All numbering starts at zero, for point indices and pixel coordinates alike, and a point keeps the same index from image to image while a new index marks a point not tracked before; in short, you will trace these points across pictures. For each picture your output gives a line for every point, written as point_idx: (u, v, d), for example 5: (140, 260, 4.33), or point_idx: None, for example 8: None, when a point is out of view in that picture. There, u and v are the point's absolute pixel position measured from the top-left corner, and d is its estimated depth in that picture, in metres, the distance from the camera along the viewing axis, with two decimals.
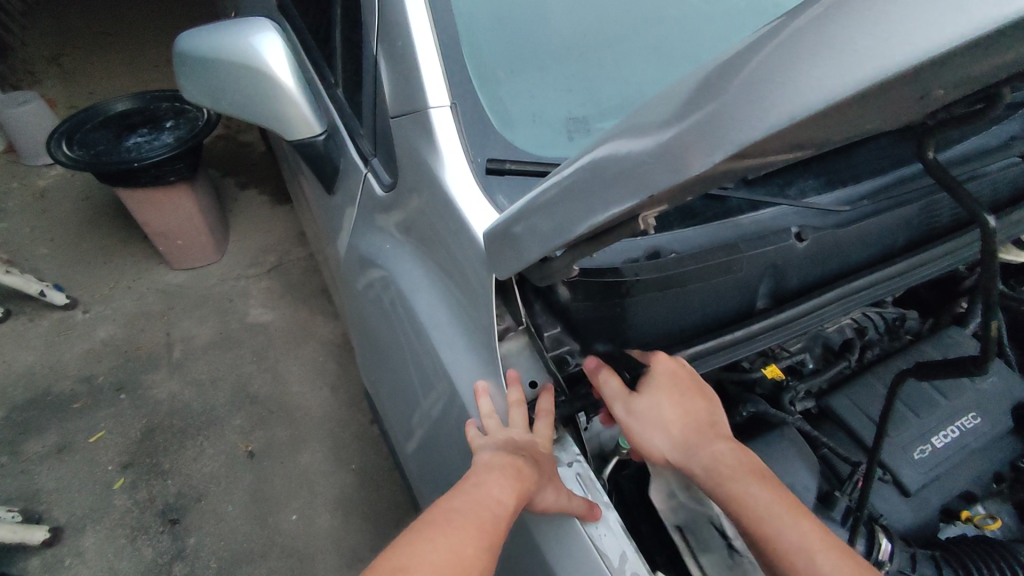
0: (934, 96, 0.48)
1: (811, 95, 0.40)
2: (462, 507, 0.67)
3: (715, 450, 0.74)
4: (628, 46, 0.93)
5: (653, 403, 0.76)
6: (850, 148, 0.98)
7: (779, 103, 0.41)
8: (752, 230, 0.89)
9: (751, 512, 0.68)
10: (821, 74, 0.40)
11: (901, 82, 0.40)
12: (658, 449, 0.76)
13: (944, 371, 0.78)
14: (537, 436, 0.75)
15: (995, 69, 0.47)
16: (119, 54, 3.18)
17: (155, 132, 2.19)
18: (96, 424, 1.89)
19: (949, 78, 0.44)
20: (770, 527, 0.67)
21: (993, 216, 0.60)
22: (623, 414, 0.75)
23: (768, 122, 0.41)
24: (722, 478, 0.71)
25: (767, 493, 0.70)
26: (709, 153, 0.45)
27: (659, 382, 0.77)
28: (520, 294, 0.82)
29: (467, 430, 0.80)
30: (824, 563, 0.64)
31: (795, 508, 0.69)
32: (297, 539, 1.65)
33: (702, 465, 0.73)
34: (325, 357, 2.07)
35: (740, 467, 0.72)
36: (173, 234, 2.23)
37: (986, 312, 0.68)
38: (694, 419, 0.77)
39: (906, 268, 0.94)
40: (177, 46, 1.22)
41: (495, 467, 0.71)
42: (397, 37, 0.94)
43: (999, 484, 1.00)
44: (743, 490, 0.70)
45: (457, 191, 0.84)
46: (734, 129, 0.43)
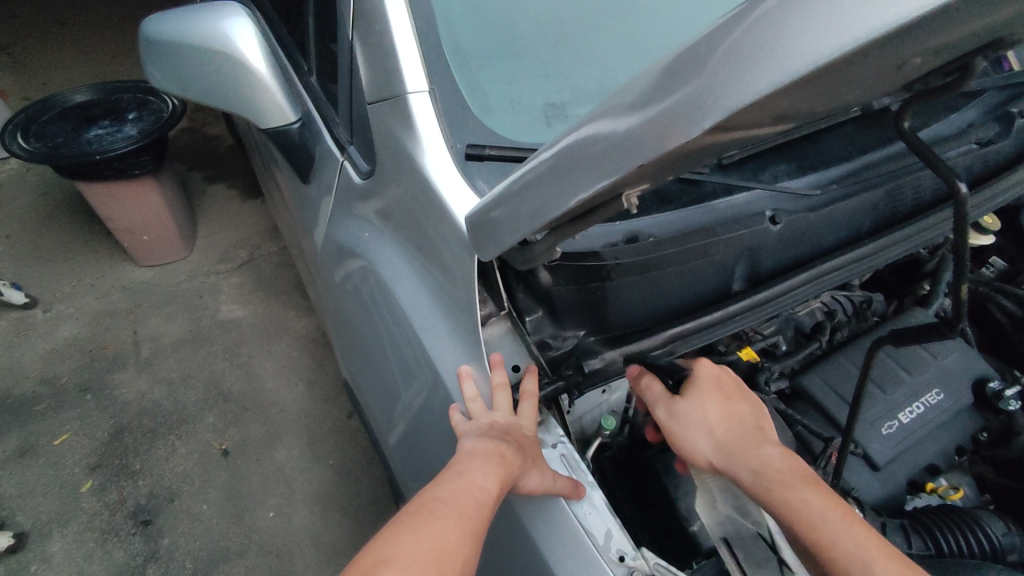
0: (907, 65, 0.50)
1: (799, 61, 0.41)
2: (446, 495, 0.67)
3: (762, 453, 0.73)
4: (604, 32, 0.93)
5: (697, 406, 0.78)
6: (819, 135, 1.01)
7: (768, 71, 0.42)
8: (726, 214, 0.91)
9: (804, 518, 0.66)
10: (807, 41, 0.41)
11: (879, 49, 0.42)
12: (702, 452, 0.76)
13: (919, 337, 0.79)
14: (521, 419, 0.76)
15: (963, 39, 0.49)
16: (75, 43, 3.05)
17: (117, 124, 2.12)
18: (61, 427, 1.83)
19: (921, 46, 0.45)
20: (822, 532, 0.64)
21: (966, 186, 0.63)
22: (666, 416, 0.79)
23: (757, 88, 0.42)
24: (772, 480, 0.70)
25: (822, 500, 0.67)
26: (696, 122, 0.45)
27: (702, 386, 0.80)
28: (502, 279, 0.82)
29: (451, 415, 0.80)
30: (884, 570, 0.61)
31: (852, 514, 0.65)
32: (275, 536, 1.63)
33: (749, 468, 0.72)
34: (300, 352, 2.04)
35: (789, 472, 0.70)
36: (139, 230, 2.17)
37: (958, 273, 0.69)
38: (740, 424, 0.77)
39: (874, 250, 0.97)
40: (143, 31, 1.19)
41: (479, 454, 0.71)
42: (373, 22, 0.93)
43: (960, 455, 1.05)
44: (792, 494, 0.68)
45: (438, 176, 0.84)
46: (722, 96, 0.43)
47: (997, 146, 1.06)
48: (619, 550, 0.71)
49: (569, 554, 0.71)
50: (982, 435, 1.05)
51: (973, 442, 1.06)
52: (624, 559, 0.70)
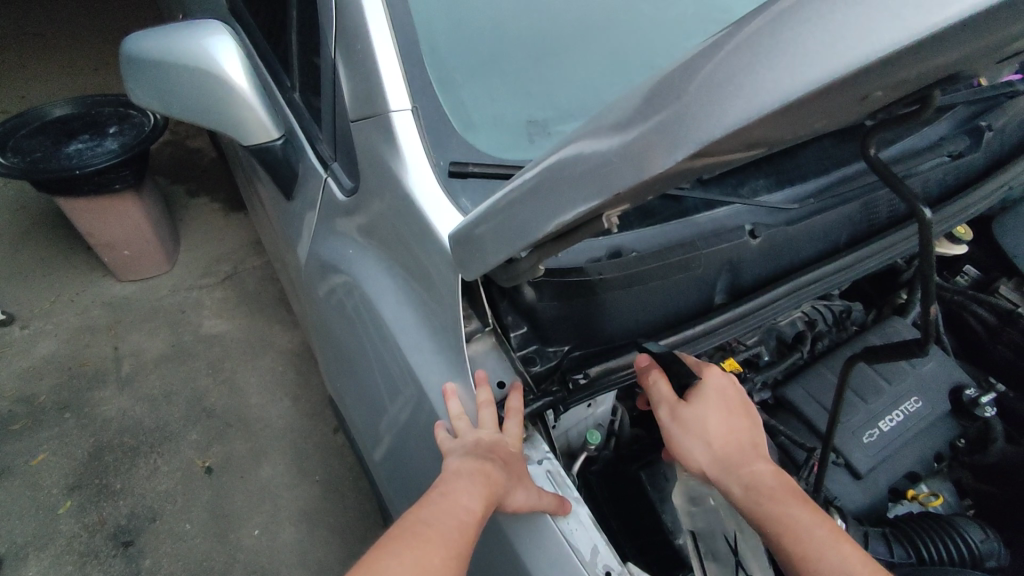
0: (873, 97, 0.52)
1: (769, 95, 0.42)
2: (430, 517, 0.67)
3: (754, 469, 0.75)
4: (585, 51, 0.95)
5: (700, 413, 0.78)
6: (796, 150, 1.03)
7: (739, 103, 0.43)
8: (707, 229, 0.93)
9: (792, 532, 0.69)
10: (779, 76, 0.42)
11: (846, 84, 0.43)
12: (697, 460, 0.77)
13: (891, 354, 0.81)
14: (507, 436, 0.76)
15: (926, 72, 0.50)
16: (54, 56, 3.02)
17: (97, 138, 2.09)
18: (39, 447, 1.79)
19: (886, 80, 0.47)
20: (811, 548, 0.68)
21: (929, 208, 0.64)
22: (667, 415, 0.79)
23: (727, 121, 0.43)
24: (764, 493, 0.73)
25: (809, 515, 0.71)
26: (670, 152, 0.46)
27: (710, 393, 0.79)
28: (487, 295, 0.83)
29: (436, 432, 0.80)
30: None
31: (836, 531, 0.70)
32: (260, 554, 1.60)
33: (742, 481, 0.74)
34: (285, 366, 2.02)
35: (779, 488, 0.74)
36: (120, 245, 2.14)
37: (924, 295, 0.71)
38: (737, 436, 0.78)
39: (852, 262, 0.98)
40: (124, 48, 1.18)
41: (464, 474, 0.71)
42: (356, 41, 0.94)
43: (939, 462, 1.07)
44: (782, 511, 0.71)
45: (421, 194, 0.85)
46: (694, 128, 0.45)
47: (967, 158, 1.09)
48: (606, 565, 0.71)
49: (556, 571, 0.71)
50: (959, 442, 1.09)
51: (952, 449, 1.08)
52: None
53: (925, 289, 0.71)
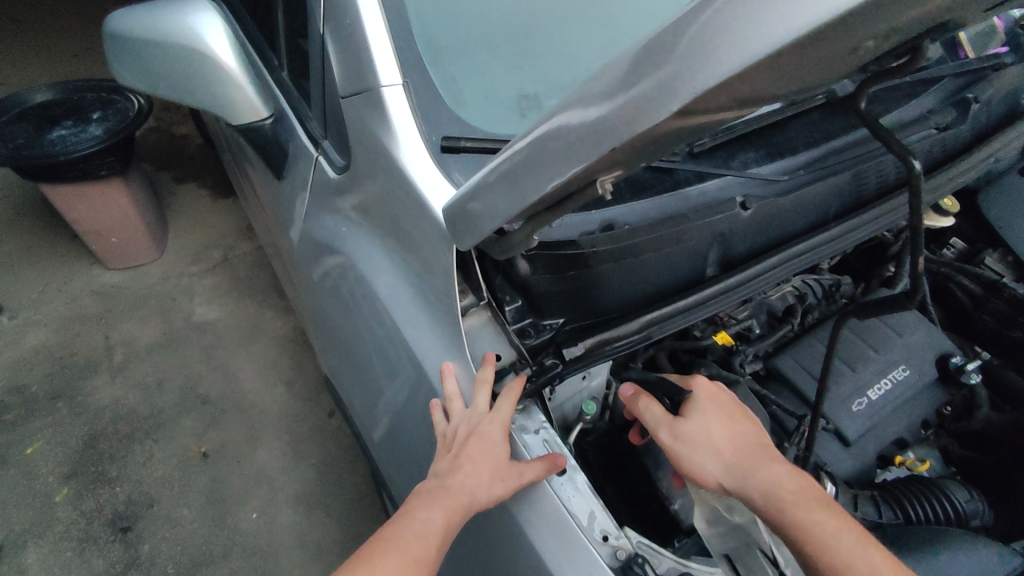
0: (863, 47, 0.52)
1: (762, 41, 0.42)
2: (391, 532, 0.71)
3: (773, 472, 0.72)
4: (574, 24, 0.94)
5: (701, 425, 0.78)
6: (786, 122, 1.04)
7: (732, 52, 0.43)
8: (699, 201, 0.93)
9: (818, 540, 0.66)
10: (771, 24, 0.42)
11: (836, 31, 0.43)
12: (710, 473, 0.74)
13: (881, 308, 0.82)
14: (495, 418, 0.77)
15: (916, 20, 0.51)
16: (32, 41, 2.95)
17: (81, 124, 2.06)
18: (32, 436, 1.78)
19: (877, 28, 0.48)
20: (839, 556, 0.65)
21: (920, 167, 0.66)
22: (669, 438, 0.78)
23: (721, 71, 0.43)
24: (787, 502, 0.69)
25: (836, 523, 0.67)
26: (665, 104, 0.46)
27: (705, 405, 0.80)
28: (481, 271, 0.84)
29: (433, 412, 0.83)
30: None
31: (862, 537, 0.66)
32: (259, 537, 1.62)
33: (761, 488, 0.71)
34: (278, 351, 2.02)
35: (801, 492, 0.70)
36: (107, 233, 2.12)
37: (914, 248, 0.73)
38: (745, 440, 0.76)
39: (841, 233, 1.00)
40: (108, 26, 1.16)
41: (427, 491, 0.74)
42: (344, 15, 0.93)
43: (926, 429, 1.10)
44: (805, 517, 0.67)
45: (413, 169, 0.84)
46: (689, 78, 0.45)
47: (954, 130, 1.10)
48: (603, 530, 0.73)
49: (556, 537, 0.72)
50: (946, 410, 1.11)
51: (939, 416, 1.11)
52: (608, 539, 0.72)
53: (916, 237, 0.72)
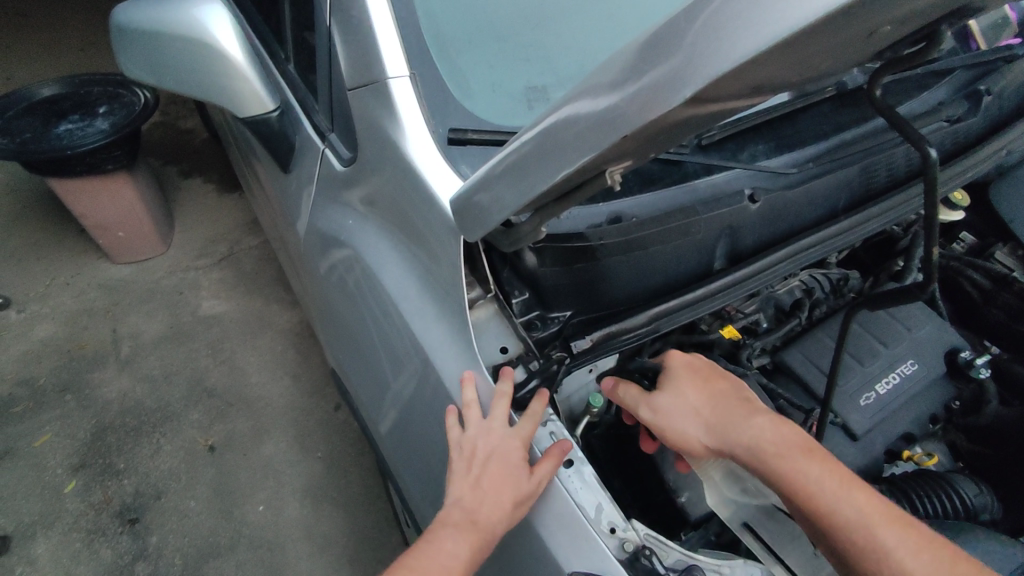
0: (878, 34, 0.52)
1: (777, 26, 0.41)
2: (414, 563, 0.69)
3: (752, 424, 0.71)
4: (582, 16, 0.94)
5: (677, 394, 0.77)
6: (795, 115, 1.03)
7: (748, 36, 0.42)
8: (707, 194, 0.93)
9: (804, 489, 0.65)
10: (787, 7, 0.41)
11: (853, 14, 0.43)
12: (694, 437, 0.75)
13: (890, 299, 0.82)
14: (514, 436, 0.75)
15: (932, 6, 0.50)
16: (38, 36, 2.96)
17: (88, 118, 2.07)
18: (41, 428, 1.80)
19: (892, 12, 0.47)
20: (824, 502, 0.64)
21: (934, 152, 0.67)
22: (649, 415, 0.78)
23: (735, 56, 0.43)
24: (767, 455, 0.68)
25: (819, 469, 0.66)
26: (679, 90, 0.46)
27: (679, 372, 0.79)
28: (488, 262, 0.84)
29: (447, 417, 0.81)
30: (887, 535, 0.62)
31: (845, 477, 0.66)
32: (266, 529, 1.63)
33: (742, 444, 0.70)
34: (285, 346, 2.03)
35: (782, 440, 0.68)
36: (114, 226, 2.13)
37: (928, 236, 0.74)
38: (722, 399, 0.75)
39: (850, 226, 0.99)
40: (115, 19, 1.16)
41: (449, 520, 0.72)
42: (352, 7, 0.92)
43: (935, 424, 1.08)
44: (788, 466, 0.66)
45: (421, 162, 0.84)
46: (703, 64, 0.44)
47: (965, 122, 1.09)
48: (610, 522, 0.72)
49: (563, 529, 0.72)
50: (954, 405, 1.09)
51: (947, 411, 1.09)
52: (615, 531, 0.72)
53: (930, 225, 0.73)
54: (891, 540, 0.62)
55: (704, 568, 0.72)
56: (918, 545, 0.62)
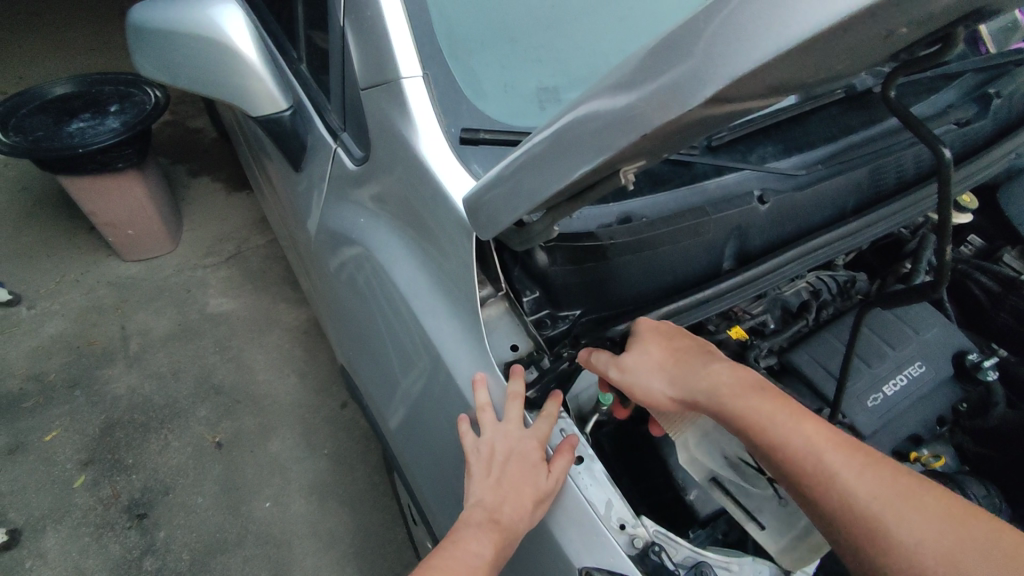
0: (894, 35, 0.52)
1: (799, 27, 0.42)
2: (440, 565, 0.70)
3: (711, 370, 0.72)
4: (593, 18, 0.94)
5: (642, 350, 0.76)
6: (804, 117, 1.04)
7: (768, 37, 0.43)
8: (716, 195, 0.94)
9: (758, 424, 0.66)
10: (808, 9, 0.42)
11: (872, 16, 0.43)
12: (658, 391, 0.74)
13: (903, 298, 0.83)
14: (531, 436, 0.76)
15: (949, 8, 0.51)
16: (49, 35, 2.99)
17: (99, 116, 2.08)
18: (51, 423, 1.81)
19: (910, 14, 0.47)
20: (776, 433, 0.66)
21: (948, 151, 0.68)
22: (617, 375, 0.76)
23: (758, 57, 0.43)
24: (725, 395, 0.69)
25: (771, 403, 0.67)
26: (700, 89, 0.46)
27: (644, 333, 0.78)
28: (499, 261, 0.85)
29: (460, 424, 0.81)
30: (833, 459, 0.64)
31: (796, 411, 0.67)
32: (272, 525, 1.63)
33: (702, 389, 0.71)
34: (292, 344, 2.04)
35: (737, 382, 0.70)
36: (124, 224, 2.15)
37: (942, 235, 0.75)
38: (685, 352, 0.75)
39: (860, 228, 0.99)
40: (131, 19, 1.18)
41: (472, 520, 0.73)
42: (366, 7, 0.93)
43: (942, 426, 1.08)
44: (743, 404, 0.68)
45: (433, 160, 0.85)
46: (724, 64, 0.45)
47: (974, 125, 1.09)
48: (620, 518, 0.73)
49: (575, 526, 0.73)
50: (961, 406, 1.08)
51: (954, 413, 1.09)
52: (625, 528, 0.73)
53: (941, 224, 0.74)
54: (839, 463, 0.64)
55: (713, 565, 0.73)
56: (863, 465, 0.64)
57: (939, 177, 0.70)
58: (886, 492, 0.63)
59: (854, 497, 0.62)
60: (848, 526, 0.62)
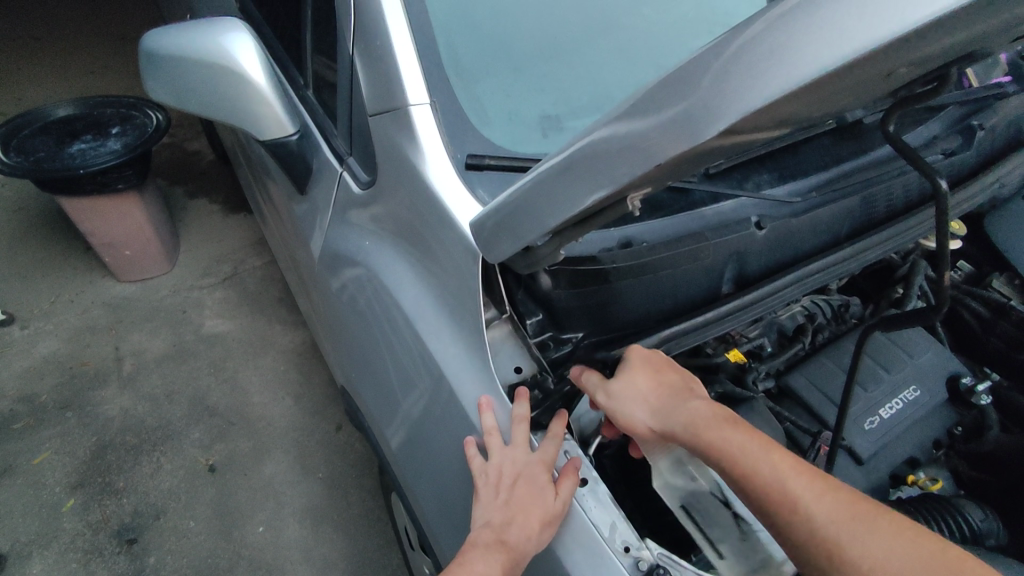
0: (894, 74, 0.55)
1: (807, 68, 0.45)
2: None
3: (690, 406, 0.73)
4: (595, 50, 0.97)
5: (630, 379, 0.77)
6: (798, 147, 1.07)
7: (777, 76, 0.45)
8: (714, 221, 0.96)
9: (728, 454, 0.67)
10: (814, 50, 0.45)
11: (877, 57, 0.46)
12: (640, 420, 0.75)
13: (905, 320, 0.85)
14: (538, 459, 0.77)
15: (946, 49, 0.53)
16: (50, 58, 3.02)
17: (100, 138, 2.10)
18: (40, 445, 1.79)
19: (909, 56, 0.50)
20: (745, 462, 0.65)
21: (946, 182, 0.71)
22: (604, 399, 0.77)
23: (769, 92, 0.46)
24: (698, 427, 0.70)
25: (741, 433, 0.67)
26: (711, 122, 0.48)
27: (634, 363, 0.79)
28: (503, 284, 0.86)
29: (467, 448, 0.82)
30: (795, 483, 0.64)
31: (767, 441, 0.67)
32: (265, 551, 1.61)
33: (680, 423, 0.72)
34: (287, 366, 2.03)
35: (712, 416, 0.71)
36: (122, 244, 2.15)
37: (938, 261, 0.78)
38: (669, 386, 0.76)
39: (855, 253, 1.01)
40: (142, 45, 1.21)
41: (480, 543, 0.73)
42: (374, 37, 0.96)
43: (938, 449, 1.10)
44: (717, 436, 0.68)
45: (440, 185, 0.87)
46: (734, 100, 0.47)
47: (960, 155, 1.12)
48: (624, 541, 0.74)
49: (582, 549, 0.74)
50: (957, 430, 1.11)
51: (949, 436, 1.11)
52: (629, 550, 0.73)
53: (940, 250, 0.77)
54: (798, 486, 0.63)
55: None
56: (823, 488, 0.64)
57: (937, 204, 0.73)
58: (843, 516, 0.62)
59: (811, 520, 0.62)
60: (805, 549, 0.62)
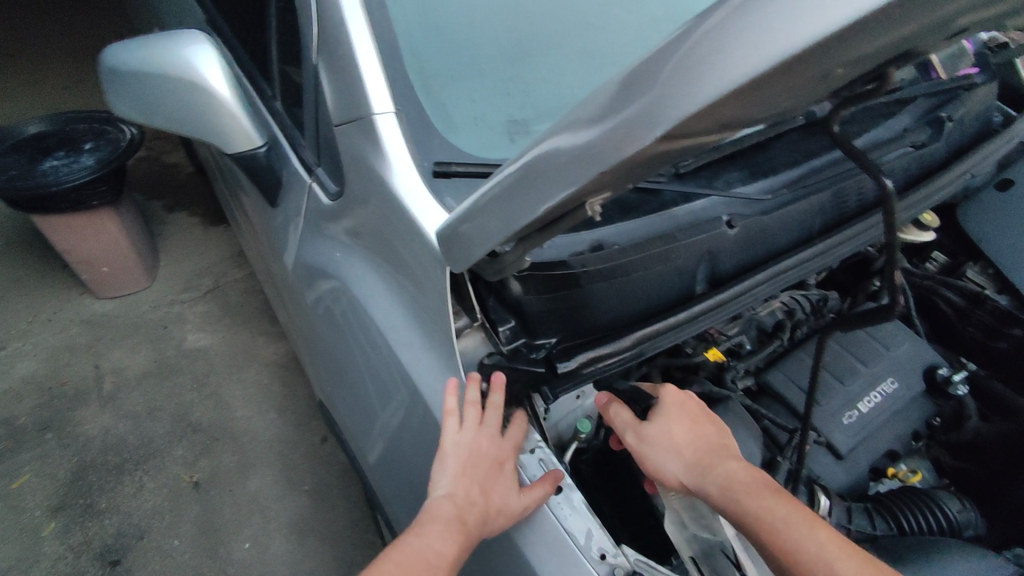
0: (841, 71, 0.55)
1: (737, 72, 0.44)
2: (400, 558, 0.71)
3: (728, 468, 0.73)
4: (559, 53, 0.97)
5: (664, 427, 0.79)
6: (768, 144, 1.07)
7: (708, 81, 0.45)
8: (686, 221, 0.95)
9: (770, 525, 0.67)
10: (744, 54, 0.44)
11: (810, 58, 0.46)
12: (671, 472, 0.76)
13: (868, 318, 0.83)
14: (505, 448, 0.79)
15: (890, 45, 0.54)
16: (22, 75, 2.98)
17: (73, 154, 2.07)
18: (20, 469, 1.75)
19: (851, 53, 0.50)
20: (790, 538, 0.65)
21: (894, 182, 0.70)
22: (634, 439, 0.80)
23: (704, 98, 0.45)
24: (737, 490, 0.70)
25: (784, 505, 0.68)
26: (649, 129, 0.49)
27: (670, 409, 0.80)
28: (474, 293, 0.83)
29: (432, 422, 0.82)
30: (844, 568, 0.63)
31: (812, 517, 0.67)
32: (251, 567, 1.58)
33: (718, 484, 0.72)
34: (270, 378, 2.01)
35: (754, 482, 0.71)
36: (98, 261, 2.12)
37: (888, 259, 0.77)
38: (706, 442, 0.77)
39: (827, 249, 1.01)
40: (104, 58, 1.18)
41: (439, 517, 0.74)
42: (337, 46, 0.95)
43: (917, 440, 1.10)
44: (757, 504, 0.68)
45: (407, 194, 0.86)
46: (670, 107, 0.47)
47: (929, 148, 1.13)
48: (601, 548, 0.74)
49: (560, 563, 0.74)
50: (935, 421, 1.12)
51: (928, 427, 1.12)
52: (605, 557, 0.73)
53: (891, 249, 0.76)
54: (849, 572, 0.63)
55: None
56: None
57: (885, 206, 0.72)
58: None
59: None
60: None
